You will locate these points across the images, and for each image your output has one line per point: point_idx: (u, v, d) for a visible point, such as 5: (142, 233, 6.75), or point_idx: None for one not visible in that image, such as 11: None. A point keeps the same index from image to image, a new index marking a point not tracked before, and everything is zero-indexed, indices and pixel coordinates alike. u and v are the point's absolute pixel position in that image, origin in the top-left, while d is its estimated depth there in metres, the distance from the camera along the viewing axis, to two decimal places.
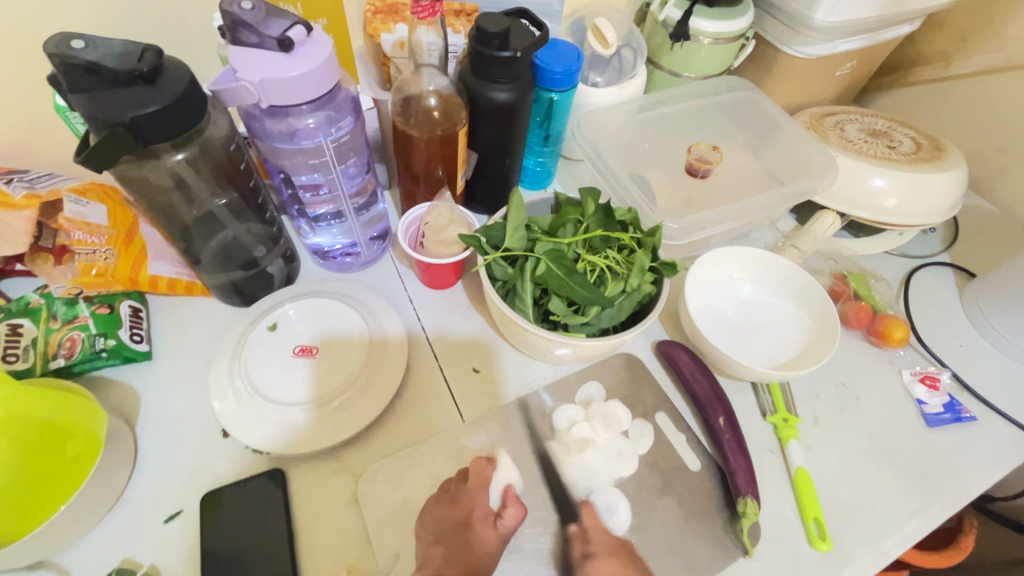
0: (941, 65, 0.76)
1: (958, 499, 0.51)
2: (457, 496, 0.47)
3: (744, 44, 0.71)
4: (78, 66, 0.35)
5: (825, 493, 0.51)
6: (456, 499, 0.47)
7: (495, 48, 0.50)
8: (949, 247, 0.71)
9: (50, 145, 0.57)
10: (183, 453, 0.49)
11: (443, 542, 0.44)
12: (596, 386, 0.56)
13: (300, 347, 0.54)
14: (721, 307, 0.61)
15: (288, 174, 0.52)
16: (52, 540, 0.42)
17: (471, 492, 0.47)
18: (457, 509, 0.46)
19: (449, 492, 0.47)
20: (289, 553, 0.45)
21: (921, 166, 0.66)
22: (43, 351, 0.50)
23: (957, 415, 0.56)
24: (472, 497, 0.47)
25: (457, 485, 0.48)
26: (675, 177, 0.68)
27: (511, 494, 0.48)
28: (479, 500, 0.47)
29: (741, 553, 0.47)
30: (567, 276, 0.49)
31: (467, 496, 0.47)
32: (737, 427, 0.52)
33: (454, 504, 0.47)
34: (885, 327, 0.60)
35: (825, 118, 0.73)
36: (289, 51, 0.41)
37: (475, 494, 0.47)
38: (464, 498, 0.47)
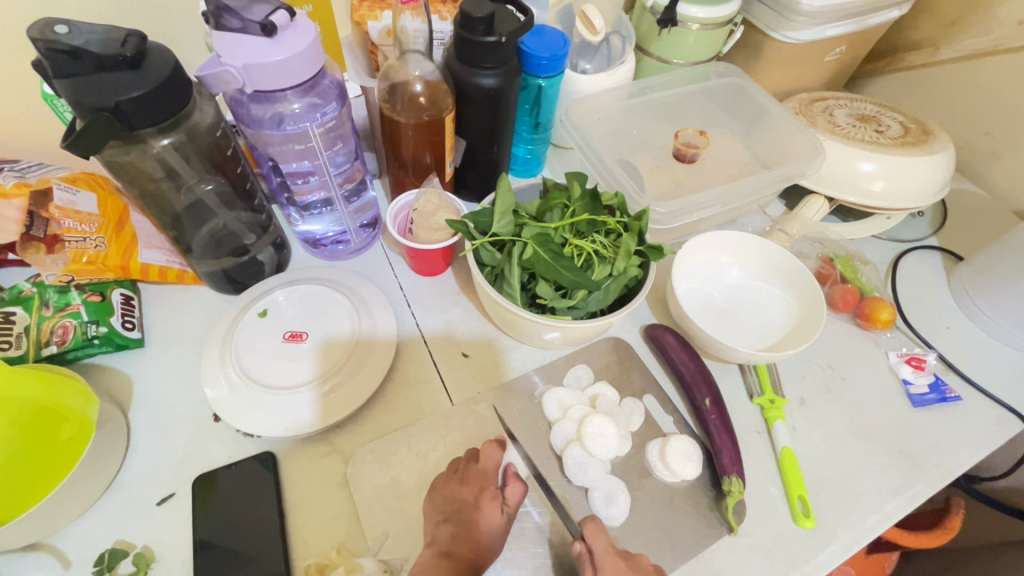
0: (929, 50, 0.76)
1: (941, 477, 0.52)
2: (465, 475, 0.47)
3: (732, 29, 0.71)
4: (61, 51, 0.35)
5: (810, 472, 0.51)
6: (465, 478, 0.47)
7: (480, 33, 0.50)
8: (937, 231, 0.71)
9: (40, 135, 0.58)
10: (176, 437, 0.50)
11: (452, 520, 0.44)
12: (585, 369, 0.56)
13: (290, 333, 0.55)
14: (708, 291, 0.61)
15: (276, 161, 0.52)
16: (46, 522, 0.42)
17: (479, 472, 0.47)
18: (466, 487, 0.46)
19: (457, 471, 0.47)
20: (280, 534, 0.45)
21: (908, 150, 0.66)
22: (36, 338, 0.50)
23: (942, 395, 0.57)
24: (479, 476, 0.47)
25: (465, 464, 0.48)
26: (663, 163, 0.68)
27: (513, 474, 0.48)
28: (486, 479, 0.47)
29: (726, 530, 0.47)
30: (553, 260, 0.49)
31: (475, 475, 0.47)
32: (723, 408, 0.52)
33: (463, 483, 0.46)
34: (872, 309, 0.60)
35: (813, 103, 0.73)
36: (272, 36, 0.41)
37: (482, 474, 0.47)
38: (472, 477, 0.47)
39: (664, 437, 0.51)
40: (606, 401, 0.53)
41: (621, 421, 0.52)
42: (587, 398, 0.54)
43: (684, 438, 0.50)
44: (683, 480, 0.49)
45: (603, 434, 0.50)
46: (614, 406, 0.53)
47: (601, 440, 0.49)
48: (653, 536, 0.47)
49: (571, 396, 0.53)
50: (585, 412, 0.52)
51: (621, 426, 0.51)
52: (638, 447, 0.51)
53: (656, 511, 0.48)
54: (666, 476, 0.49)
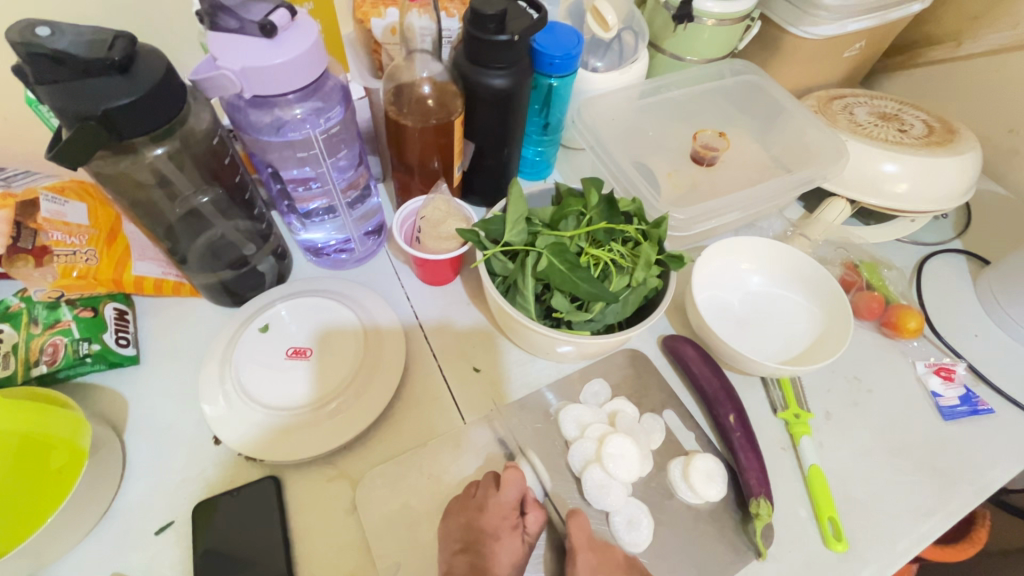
0: (951, 45, 0.74)
1: (975, 494, 0.50)
2: (485, 504, 0.44)
3: (748, 25, 0.68)
4: (42, 55, 0.32)
5: (839, 491, 0.49)
6: (485, 507, 0.44)
7: (491, 32, 0.47)
8: (962, 234, 0.69)
9: (25, 141, 0.55)
10: (174, 461, 0.47)
11: (470, 550, 0.43)
12: (601, 384, 0.53)
13: (293, 349, 0.52)
14: (728, 300, 0.59)
15: (276, 168, 0.49)
16: (37, 557, 0.40)
17: (500, 501, 0.45)
18: (487, 518, 0.43)
19: (476, 500, 0.45)
20: (286, 564, 0.43)
21: (934, 150, 0.63)
22: (24, 358, 0.48)
23: (973, 408, 0.54)
24: (500, 504, 0.44)
25: (486, 491, 0.45)
26: (679, 165, 0.65)
27: (534, 501, 0.46)
28: (506, 506, 0.45)
29: (753, 555, 0.45)
30: (570, 271, 0.47)
31: (496, 503, 0.44)
32: (748, 425, 0.50)
33: (484, 512, 0.44)
34: (899, 317, 0.57)
35: (833, 101, 0.71)
36: (271, 37, 0.39)
37: (504, 502, 0.45)
38: (492, 506, 0.44)
39: (687, 454, 0.49)
40: (625, 418, 0.50)
41: (641, 439, 0.49)
42: (605, 415, 0.51)
43: (707, 457, 0.48)
44: (706, 501, 0.47)
45: (624, 454, 0.47)
46: (634, 424, 0.50)
47: (622, 462, 0.47)
48: (678, 562, 0.45)
49: (588, 413, 0.51)
50: (603, 430, 0.49)
51: (642, 444, 0.49)
52: (660, 466, 0.49)
53: (680, 536, 0.46)
54: (689, 496, 0.47)
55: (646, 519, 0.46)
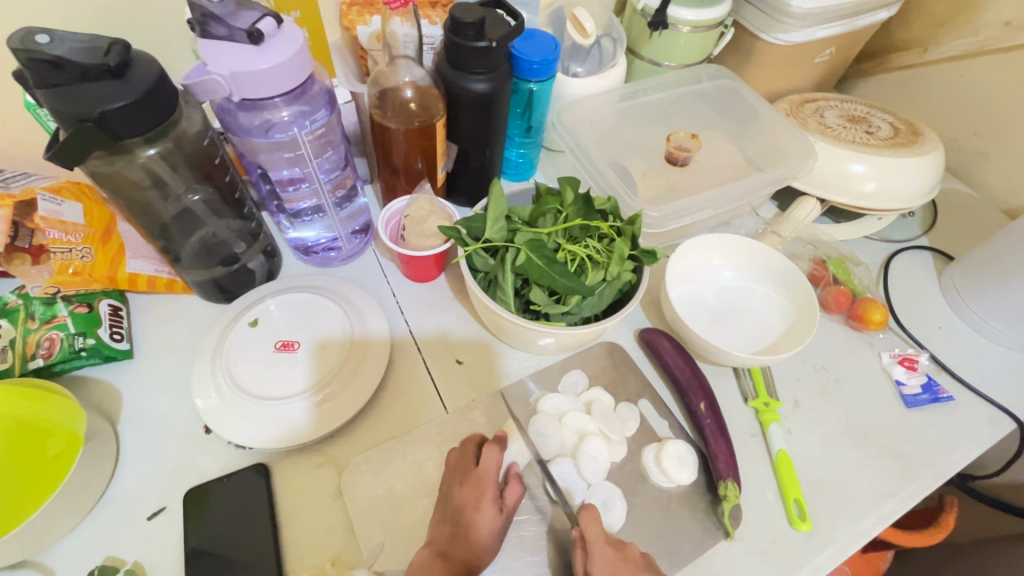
0: (918, 50, 0.77)
1: (935, 477, 0.52)
2: (464, 476, 0.47)
3: (722, 32, 0.71)
4: (42, 61, 0.34)
5: (805, 475, 0.51)
6: (465, 479, 0.47)
7: (470, 38, 0.49)
8: (928, 231, 0.72)
9: (23, 144, 0.57)
10: (167, 450, 0.49)
11: (453, 520, 0.45)
12: (580, 374, 0.56)
13: (282, 342, 0.54)
14: (702, 294, 0.61)
15: (265, 169, 0.51)
16: (34, 540, 0.42)
17: (480, 473, 0.47)
18: (467, 489, 0.46)
19: (458, 471, 0.48)
20: (275, 547, 0.45)
21: (899, 150, 0.66)
22: (22, 351, 0.49)
23: (934, 396, 0.57)
24: (480, 478, 0.47)
25: (467, 464, 0.48)
26: (656, 166, 0.68)
27: (514, 473, 0.48)
28: (488, 481, 0.47)
29: (722, 535, 0.47)
30: (546, 266, 0.49)
31: (476, 476, 0.47)
32: (719, 412, 0.52)
33: (464, 483, 0.47)
34: (864, 310, 0.60)
35: (804, 105, 0.73)
36: (259, 43, 0.41)
37: (484, 475, 0.47)
38: (472, 479, 0.47)
39: (659, 441, 0.51)
40: (602, 406, 0.53)
41: (615, 428, 0.52)
42: (582, 404, 0.54)
43: (679, 442, 0.51)
44: (678, 485, 0.50)
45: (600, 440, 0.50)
46: (610, 412, 0.53)
47: (594, 462, 0.49)
48: (650, 540, 0.47)
49: (566, 402, 0.53)
50: (579, 419, 0.52)
51: (615, 433, 0.51)
52: (634, 452, 0.51)
53: (652, 517, 0.48)
54: (662, 480, 0.49)
55: (619, 501, 0.48)
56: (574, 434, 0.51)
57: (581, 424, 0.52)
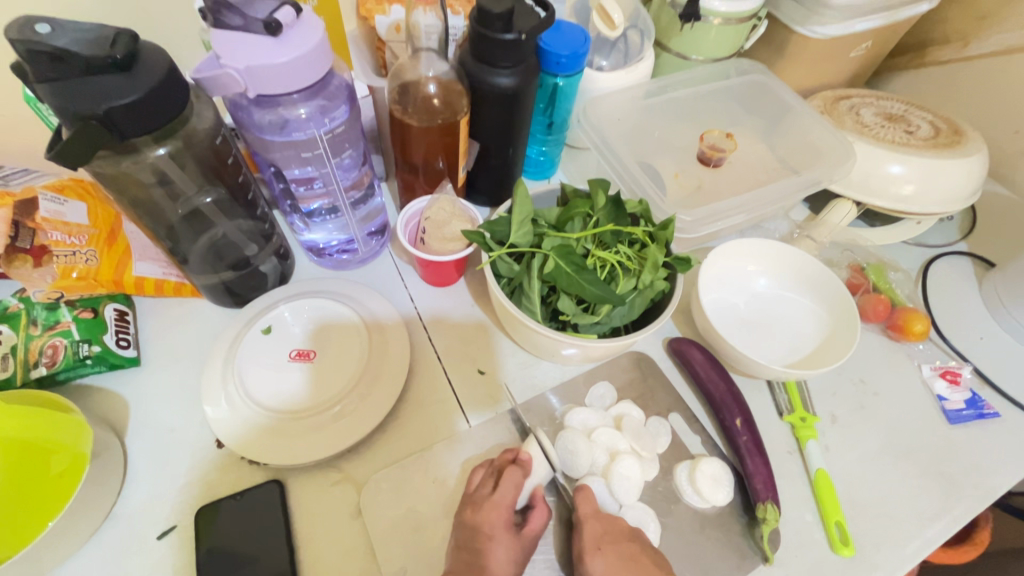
0: (958, 45, 0.73)
1: (981, 498, 0.50)
2: (478, 502, 0.44)
3: (755, 24, 0.68)
4: (42, 53, 0.32)
5: (845, 495, 0.49)
6: (479, 505, 0.44)
7: (498, 30, 0.46)
8: (967, 235, 0.69)
9: (23, 139, 0.54)
10: (176, 464, 0.47)
11: (465, 548, 0.42)
12: (607, 387, 0.53)
13: (297, 351, 0.52)
14: (734, 302, 0.58)
15: (279, 168, 0.48)
16: (38, 563, 0.39)
17: (495, 502, 0.43)
18: (480, 516, 0.43)
19: (473, 496, 0.45)
20: (291, 568, 0.43)
21: (940, 151, 0.63)
22: (24, 359, 0.47)
23: (979, 411, 0.54)
24: (496, 506, 0.43)
25: (483, 488, 0.45)
26: (685, 166, 0.65)
27: (539, 498, 0.45)
28: (503, 508, 0.43)
29: (760, 560, 0.45)
30: (576, 273, 0.46)
31: (490, 502, 0.43)
32: (755, 429, 0.50)
33: (477, 510, 0.43)
34: (905, 320, 0.57)
35: (839, 102, 0.70)
36: (277, 35, 0.38)
37: (499, 502, 0.43)
38: (486, 506, 0.43)
39: (693, 458, 0.49)
40: (631, 421, 0.50)
41: (647, 444, 0.49)
42: (611, 418, 0.51)
43: (714, 460, 0.48)
44: (712, 505, 0.47)
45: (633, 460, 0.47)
46: (640, 427, 0.50)
47: (627, 483, 0.46)
48: (684, 564, 0.45)
49: (594, 417, 0.50)
50: (609, 435, 0.49)
51: (647, 448, 0.49)
52: (666, 469, 0.49)
53: (685, 540, 0.46)
54: (696, 500, 0.47)
55: (654, 523, 0.46)
56: (604, 451, 0.48)
57: (611, 440, 0.49)
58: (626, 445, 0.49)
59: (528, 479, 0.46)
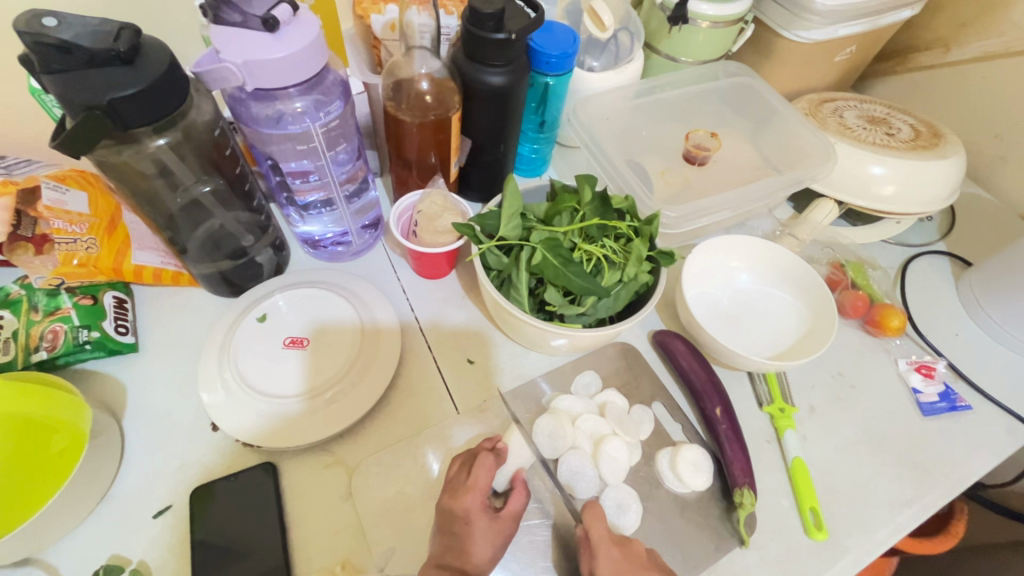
0: (940, 51, 0.75)
1: (951, 487, 0.51)
2: (455, 487, 0.46)
3: (743, 27, 0.69)
4: (49, 45, 0.33)
5: (820, 482, 0.51)
6: (456, 490, 0.45)
7: (489, 30, 0.48)
8: (946, 236, 0.71)
9: (27, 130, 0.55)
10: (172, 447, 0.48)
11: (446, 532, 0.44)
12: (592, 375, 0.55)
13: (291, 338, 0.53)
14: (717, 297, 0.60)
15: (275, 160, 0.50)
16: (38, 538, 0.41)
17: (469, 485, 0.45)
18: (456, 501, 0.44)
19: (451, 483, 0.46)
20: (282, 547, 0.44)
21: (919, 153, 0.65)
22: (25, 344, 0.48)
23: (952, 404, 0.56)
24: (470, 490, 0.45)
25: (459, 474, 0.47)
26: (673, 165, 0.67)
27: (518, 481, 0.47)
28: (478, 492, 0.45)
29: (737, 543, 0.47)
30: (562, 265, 0.48)
31: (466, 487, 0.45)
32: (734, 419, 0.51)
33: (454, 495, 0.45)
34: (882, 315, 0.59)
35: (823, 104, 0.72)
36: (274, 31, 0.40)
37: (473, 487, 0.45)
38: (460, 490, 0.45)
39: (675, 445, 0.50)
40: (615, 409, 0.52)
41: (630, 429, 0.50)
42: (595, 406, 0.53)
43: (694, 447, 0.49)
44: (693, 491, 0.49)
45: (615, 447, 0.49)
46: (624, 415, 0.51)
47: (614, 464, 0.48)
48: (663, 546, 0.47)
49: (578, 404, 0.52)
50: (592, 422, 0.51)
51: (630, 434, 0.50)
52: (648, 456, 0.51)
53: (665, 523, 0.47)
54: (676, 485, 0.49)
55: (635, 507, 0.47)
56: (588, 438, 0.50)
57: (595, 426, 0.51)
58: (609, 430, 0.50)
59: (504, 466, 0.48)
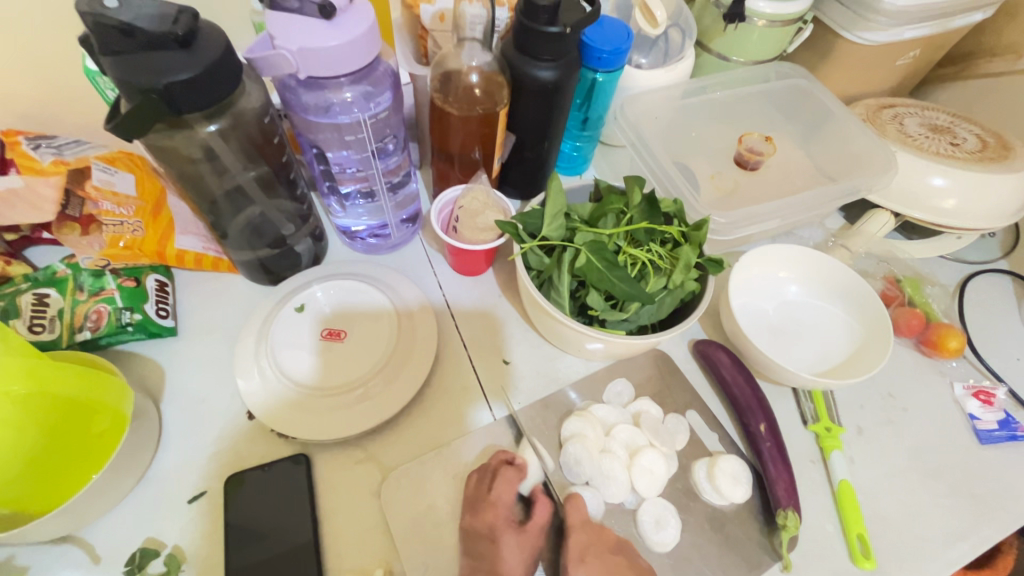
0: (1011, 57, 0.71)
1: (1010, 521, 0.49)
2: (476, 506, 0.44)
3: (801, 27, 0.66)
4: (110, 26, 0.33)
5: (869, 509, 0.48)
6: (477, 508, 0.44)
7: (543, 23, 0.46)
8: (1009, 254, 0.67)
9: (79, 112, 0.56)
10: (209, 432, 0.48)
11: (472, 554, 0.43)
12: (625, 384, 0.53)
13: (327, 330, 0.53)
14: (762, 308, 0.58)
15: (320, 149, 0.49)
16: (77, 517, 0.41)
17: (492, 502, 0.44)
18: (478, 520, 0.43)
19: (471, 499, 0.45)
20: (312, 543, 0.44)
21: (986, 165, 0.61)
22: (69, 323, 0.49)
23: (1012, 433, 0.53)
24: (493, 506, 0.44)
25: (478, 491, 0.45)
26: (723, 168, 0.64)
27: (541, 493, 0.46)
28: (501, 508, 0.44)
29: (776, 563, 0.45)
30: (607, 269, 0.46)
31: (487, 503, 0.44)
32: (779, 436, 0.49)
33: (475, 513, 0.44)
34: (939, 336, 0.56)
35: (882, 110, 0.69)
36: (330, 18, 0.39)
37: (496, 503, 0.44)
38: (482, 507, 0.44)
39: (710, 456, 0.49)
40: (649, 418, 0.50)
41: (665, 440, 0.49)
42: (629, 416, 0.51)
43: (733, 458, 0.48)
44: (731, 504, 0.47)
45: (653, 469, 0.47)
46: (659, 425, 0.50)
47: (650, 477, 0.47)
48: (701, 563, 0.45)
49: (613, 414, 0.51)
50: (628, 432, 0.49)
51: (664, 445, 0.49)
52: (685, 467, 0.49)
53: (701, 540, 0.46)
54: (714, 497, 0.47)
55: (672, 521, 0.46)
56: (623, 448, 0.49)
57: (631, 437, 0.49)
58: (645, 442, 0.49)
59: (524, 479, 0.47)
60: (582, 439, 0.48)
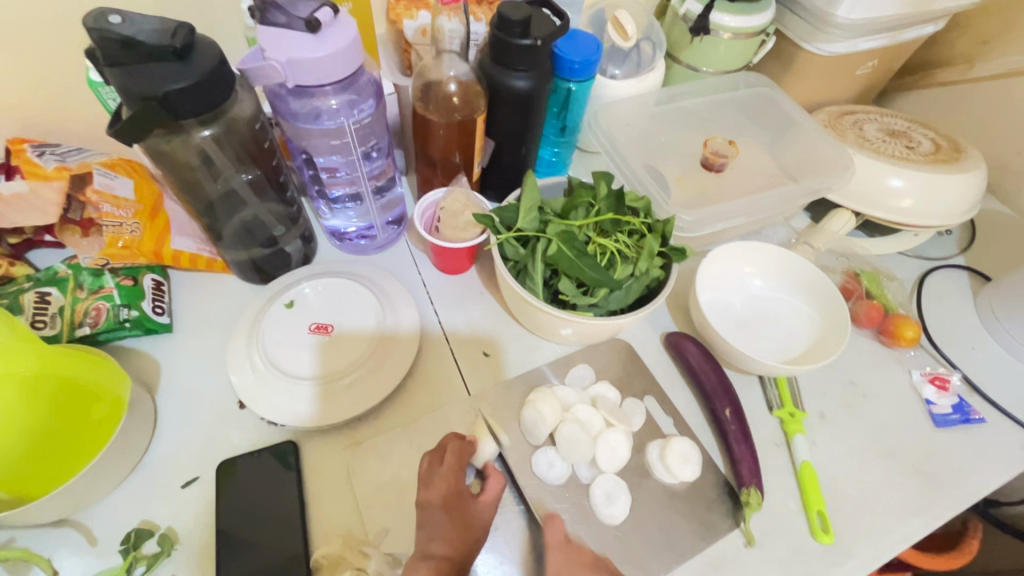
0: (963, 67, 0.75)
1: (962, 499, 0.51)
2: (430, 478, 0.45)
3: (764, 40, 0.70)
4: (114, 40, 0.36)
5: (829, 488, 0.51)
6: (430, 482, 0.45)
7: (516, 36, 0.50)
8: (965, 250, 0.71)
9: (81, 122, 0.59)
10: (204, 421, 0.51)
11: (426, 526, 0.43)
12: (586, 368, 0.56)
13: (316, 325, 0.56)
14: (730, 302, 0.61)
15: (309, 155, 0.53)
16: (74, 500, 0.43)
17: (445, 473, 0.45)
18: (433, 491, 0.44)
19: (425, 474, 0.45)
20: (300, 523, 0.46)
21: (938, 166, 0.65)
22: (70, 319, 0.51)
23: (965, 417, 0.56)
24: (447, 477, 0.45)
25: (432, 464, 0.46)
26: (690, 171, 0.68)
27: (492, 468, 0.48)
28: (454, 478, 0.45)
29: (742, 541, 0.47)
30: (577, 257, 0.49)
31: (441, 476, 0.45)
32: (744, 420, 0.52)
33: (428, 486, 0.44)
34: (896, 326, 0.59)
35: (843, 117, 0.73)
36: (316, 32, 0.42)
37: (449, 474, 0.45)
38: (437, 478, 0.45)
39: (664, 437, 0.51)
40: (606, 401, 0.52)
41: (623, 419, 0.51)
42: (588, 398, 0.53)
43: (684, 440, 0.50)
44: (681, 482, 0.49)
45: (607, 446, 0.50)
46: (615, 407, 0.52)
47: (608, 453, 0.49)
48: (670, 539, 0.47)
49: (573, 395, 0.53)
50: (586, 411, 0.51)
51: (621, 425, 0.51)
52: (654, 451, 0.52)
53: (671, 518, 0.48)
54: (665, 476, 0.49)
55: (622, 495, 0.48)
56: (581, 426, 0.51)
57: (589, 416, 0.51)
58: (602, 421, 0.51)
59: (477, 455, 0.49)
60: (539, 411, 0.50)
